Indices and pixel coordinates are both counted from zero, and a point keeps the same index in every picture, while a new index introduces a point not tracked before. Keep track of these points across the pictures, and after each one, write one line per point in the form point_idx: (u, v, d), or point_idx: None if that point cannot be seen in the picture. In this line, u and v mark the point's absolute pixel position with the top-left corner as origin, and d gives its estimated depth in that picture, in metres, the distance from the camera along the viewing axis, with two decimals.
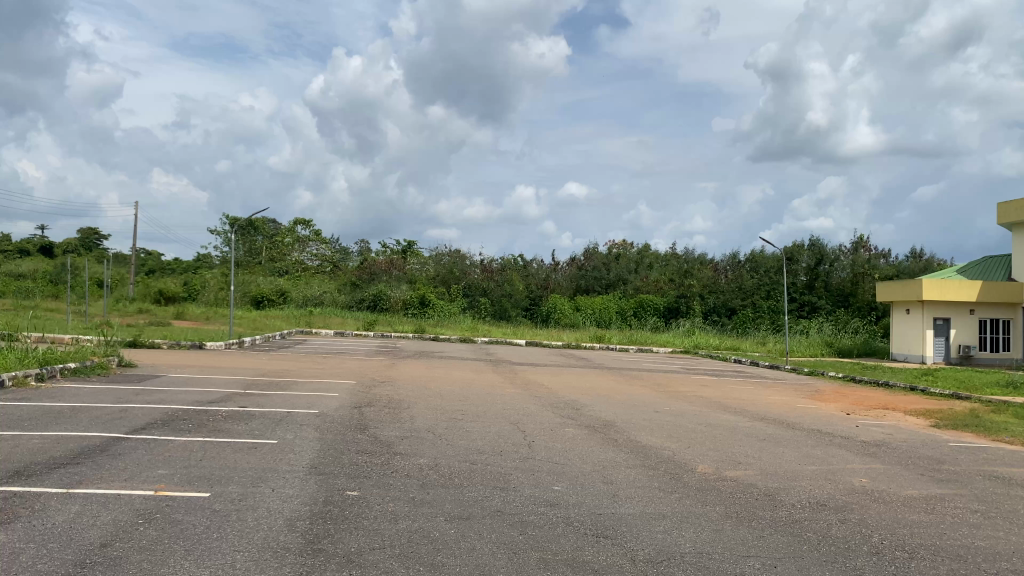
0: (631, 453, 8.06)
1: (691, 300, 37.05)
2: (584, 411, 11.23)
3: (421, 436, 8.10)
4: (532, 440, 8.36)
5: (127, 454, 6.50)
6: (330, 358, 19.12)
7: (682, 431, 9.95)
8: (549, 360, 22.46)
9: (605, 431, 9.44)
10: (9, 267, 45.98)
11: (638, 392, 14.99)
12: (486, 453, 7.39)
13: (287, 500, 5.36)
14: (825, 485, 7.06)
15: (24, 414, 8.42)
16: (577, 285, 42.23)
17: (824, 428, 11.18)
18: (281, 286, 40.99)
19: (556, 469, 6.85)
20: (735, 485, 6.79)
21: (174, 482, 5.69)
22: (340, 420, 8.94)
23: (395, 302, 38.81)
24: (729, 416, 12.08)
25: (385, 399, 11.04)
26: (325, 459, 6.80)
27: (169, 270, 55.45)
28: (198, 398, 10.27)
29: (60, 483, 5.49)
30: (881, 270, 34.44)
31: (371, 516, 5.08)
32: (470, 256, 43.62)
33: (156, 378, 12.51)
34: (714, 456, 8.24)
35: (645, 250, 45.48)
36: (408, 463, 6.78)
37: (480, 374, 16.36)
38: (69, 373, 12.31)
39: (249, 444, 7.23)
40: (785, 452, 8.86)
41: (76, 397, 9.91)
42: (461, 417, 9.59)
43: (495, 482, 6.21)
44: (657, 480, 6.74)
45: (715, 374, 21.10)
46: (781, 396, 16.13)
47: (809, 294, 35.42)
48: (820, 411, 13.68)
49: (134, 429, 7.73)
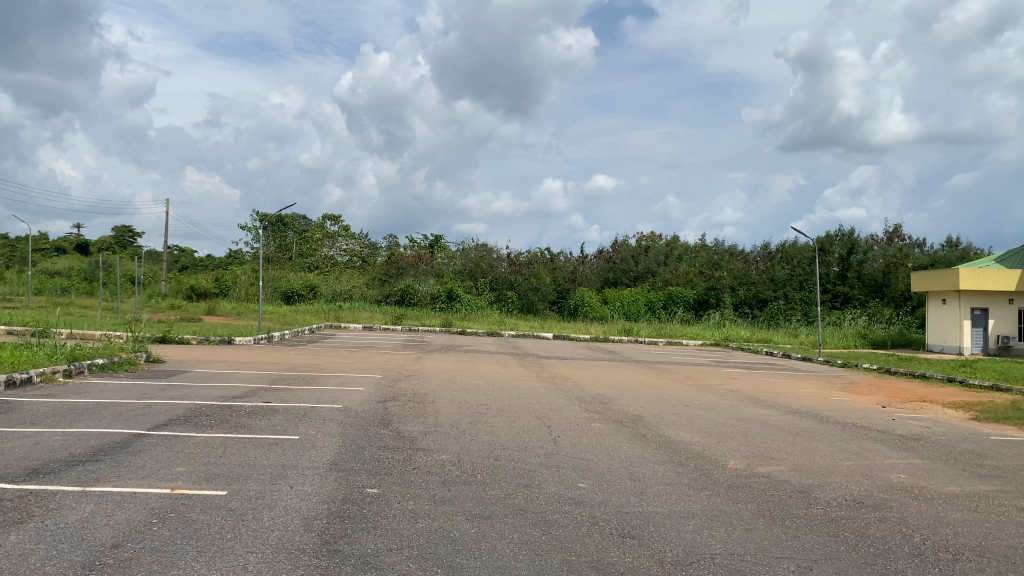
0: (659, 448, 7.85)
1: (722, 292, 36.63)
2: (611, 405, 11.05)
3: (444, 431, 7.96)
4: (558, 435, 8.18)
5: (147, 451, 6.44)
6: (357, 352, 19.10)
7: (712, 425, 9.72)
8: (577, 354, 22.26)
9: (632, 425, 9.24)
10: (44, 266, 46.73)
11: (667, 386, 14.74)
12: (510, 449, 7.24)
13: (305, 498, 5.23)
14: (862, 482, 6.80)
15: (49, 410, 8.41)
16: (605, 278, 42.00)
17: (859, 422, 10.89)
18: (311, 281, 41.19)
19: (581, 466, 6.67)
20: (767, 482, 6.55)
21: (191, 479, 5.60)
22: (364, 414, 8.82)
23: (423, 297, 38.90)
24: (760, 410, 11.81)
25: (410, 393, 10.93)
26: (346, 454, 6.67)
27: (202, 266, 55.97)
28: (223, 393, 10.24)
29: (76, 481, 5.42)
30: (914, 260, 33.79)
31: (390, 515, 4.94)
32: (497, 249, 43.29)
33: (183, 373, 12.54)
34: (745, 451, 8.03)
35: (674, 242, 45.00)
36: (430, 459, 6.64)
37: (507, 368, 16.22)
38: (97, 368, 12.37)
39: (270, 440, 7.13)
40: (819, 447, 8.60)
41: (102, 392, 9.93)
42: (485, 412, 9.44)
43: (518, 479, 6.04)
44: (686, 477, 6.53)
45: (747, 367, 20.75)
46: (814, 388, 15.79)
47: (842, 285, 34.86)
48: (854, 404, 13.36)
49: (156, 425, 7.67)
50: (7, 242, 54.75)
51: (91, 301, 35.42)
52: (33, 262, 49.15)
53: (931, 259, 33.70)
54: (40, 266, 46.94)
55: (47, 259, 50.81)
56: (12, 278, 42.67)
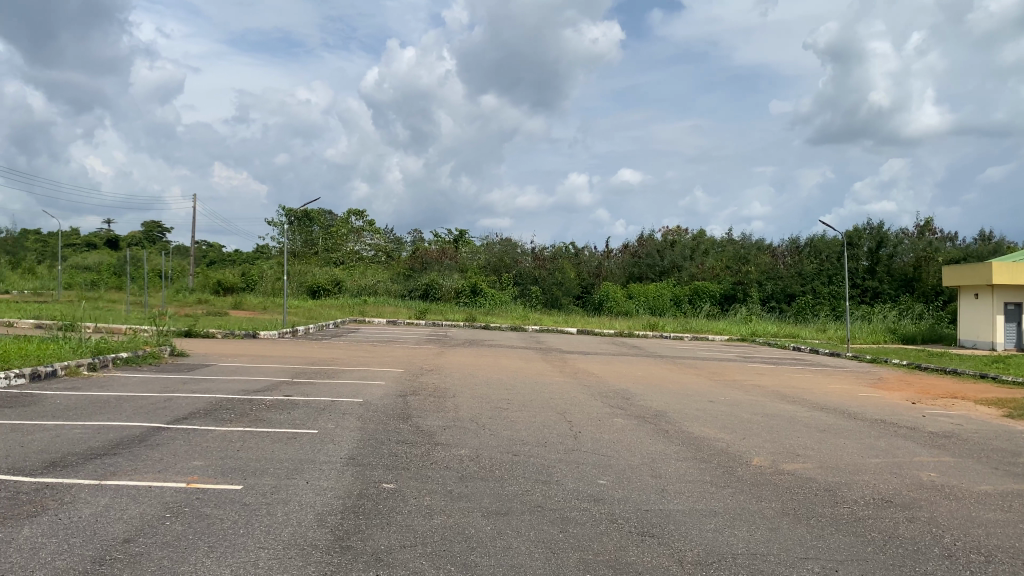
0: (682, 444, 7.72)
1: (749, 287, 36.26)
2: (634, 400, 10.91)
3: (464, 426, 7.88)
4: (579, 431, 8.07)
5: (165, 445, 6.42)
6: (380, 346, 19.09)
7: (737, 422, 9.55)
8: (601, 349, 22.11)
9: (655, 422, 9.11)
10: (74, 261, 47.35)
11: (691, 381, 14.56)
12: (530, 445, 7.14)
13: (320, 493, 5.18)
14: (890, 480, 6.63)
15: (71, 403, 8.45)
16: (631, 273, 41.73)
17: (888, 419, 10.68)
18: (336, 275, 41.35)
19: (602, 462, 6.56)
20: (793, 480, 6.40)
21: (207, 474, 5.57)
22: (383, 409, 8.76)
23: (447, 291, 38.92)
24: (786, 406, 11.62)
25: (431, 388, 10.86)
26: (364, 449, 6.62)
27: (229, 261, 56.34)
28: (244, 387, 10.25)
29: (92, 474, 5.41)
30: (946, 253, 33.19)
31: (405, 511, 4.86)
32: (521, 244, 43.13)
33: (206, 367, 12.57)
34: (770, 448, 7.87)
35: (700, 236, 44.58)
36: (448, 454, 6.56)
37: (530, 363, 16.10)
38: (121, 362, 12.44)
39: (289, 435, 7.09)
40: (846, 444, 8.42)
41: (125, 386, 9.98)
42: (506, 407, 9.36)
43: (537, 475, 5.94)
44: (709, 475, 6.39)
45: (774, 363, 20.49)
46: (842, 384, 15.54)
47: (871, 279, 34.36)
48: (884, 400, 13.13)
49: (176, 419, 7.65)
50: (39, 237, 55.52)
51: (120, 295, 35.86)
52: (64, 257, 49.81)
53: (963, 253, 33.05)
54: (71, 261, 47.57)
55: (78, 254, 51.46)
56: (43, 273, 43.30)
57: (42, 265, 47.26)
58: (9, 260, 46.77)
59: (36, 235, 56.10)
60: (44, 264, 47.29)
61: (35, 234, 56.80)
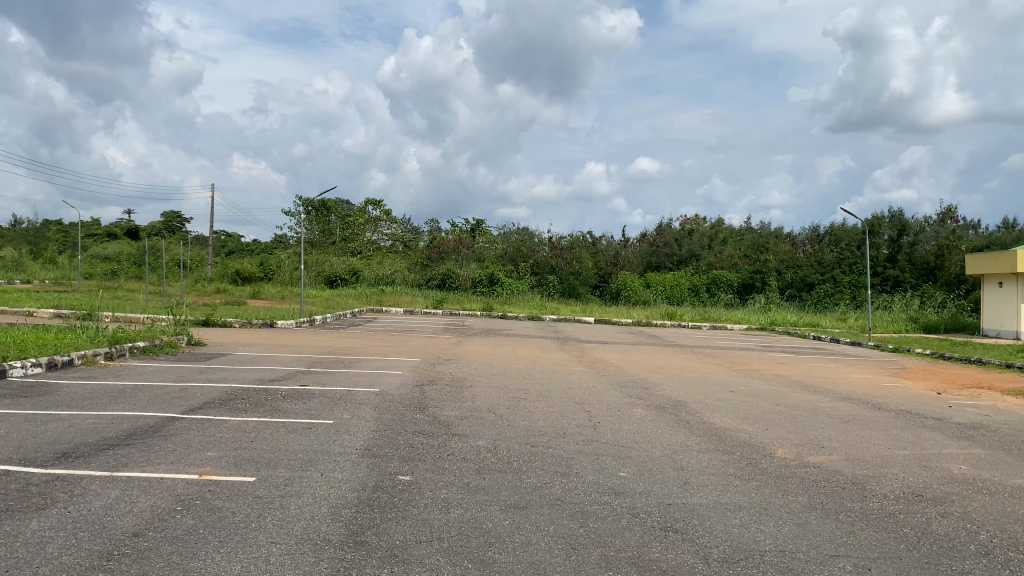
0: (703, 435, 7.56)
1: (768, 275, 35.93)
2: (653, 390, 10.74)
3: (481, 416, 7.76)
4: (598, 421, 7.91)
5: (179, 435, 6.35)
6: (397, 335, 19.02)
7: (759, 412, 9.36)
8: (619, 338, 21.92)
9: (675, 412, 8.94)
10: (95, 251, 47.66)
11: (711, 370, 14.37)
12: (548, 435, 7.00)
13: (335, 485, 5.07)
14: (920, 473, 6.42)
15: (86, 393, 8.40)
16: (648, 262, 41.48)
17: (914, 409, 10.45)
18: (353, 264, 41.37)
19: (622, 454, 6.41)
20: (819, 473, 6.23)
21: (220, 465, 5.47)
22: (400, 399, 8.65)
23: (464, 281, 38.87)
24: (809, 396, 11.40)
25: (448, 377, 10.75)
26: (380, 440, 6.51)
27: (247, 251, 56.51)
28: (260, 376, 10.16)
29: (104, 465, 5.33)
30: (969, 242, 32.63)
31: (421, 504, 4.74)
32: (538, 233, 42.89)
33: (222, 356, 12.51)
34: (794, 439, 7.69)
35: (719, 224, 44.16)
36: (465, 445, 6.43)
37: (548, 352, 15.95)
38: (138, 351, 12.42)
39: (304, 425, 6.99)
40: (872, 435, 8.22)
41: (141, 375, 9.93)
42: (524, 397, 9.21)
43: (556, 467, 5.80)
44: (732, 467, 6.22)
45: (794, 352, 20.23)
46: (865, 374, 15.27)
47: (892, 268, 33.93)
48: (908, 390, 12.87)
49: (191, 409, 7.57)
50: (60, 227, 55.96)
51: (140, 285, 36.06)
52: (85, 247, 50.14)
53: (986, 241, 32.49)
54: (92, 251, 47.88)
55: (98, 244, 51.85)
56: (64, 263, 43.66)
57: (63, 255, 47.64)
58: (31, 250, 47.20)
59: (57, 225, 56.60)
60: (65, 254, 47.68)
61: (56, 224, 57.25)
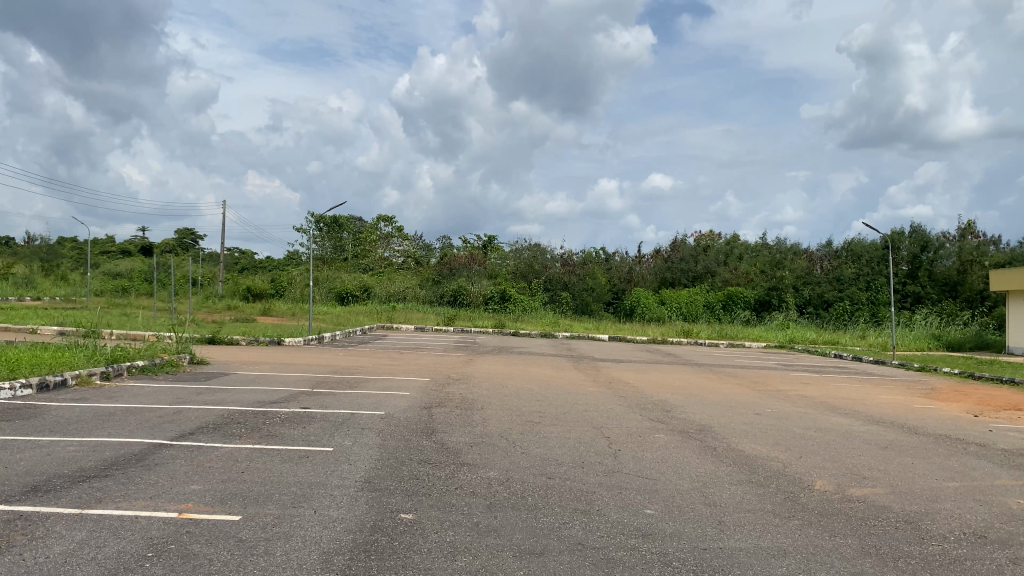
0: (733, 465, 6.98)
1: (784, 292, 35.20)
2: (675, 413, 10.15)
3: (493, 443, 7.21)
4: (619, 449, 7.34)
5: (164, 465, 5.83)
6: (406, 353, 18.52)
7: (789, 437, 8.77)
8: (634, 356, 21.33)
9: (700, 437, 8.36)
10: (107, 268, 47.54)
11: (734, 391, 13.75)
12: (566, 466, 6.45)
13: (328, 525, 4.53)
14: (977, 509, 5.82)
15: (73, 416, 7.90)
16: (663, 278, 40.90)
17: (953, 433, 9.84)
18: (365, 281, 40.96)
19: (647, 487, 5.85)
20: (865, 509, 5.65)
21: (204, 501, 4.94)
22: (406, 423, 8.10)
23: (476, 297, 38.35)
24: (839, 419, 10.78)
25: (458, 399, 10.20)
26: (381, 470, 5.96)
27: (258, 268, 56.29)
28: (261, 398, 9.62)
29: (74, 501, 4.81)
30: (991, 257, 31.87)
31: (423, 549, 4.20)
32: (550, 249, 42.23)
33: (225, 376, 12.01)
34: (831, 469, 7.09)
35: (734, 240, 43.45)
36: (475, 477, 5.89)
37: (561, 371, 15.36)
38: (137, 371, 11.95)
39: (301, 453, 6.46)
40: (915, 463, 7.62)
41: (136, 397, 9.44)
42: (538, 421, 8.64)
43: (576, 504, 5.24)
44: (770, 503, 5.63)
45: (817, 371, 19.53)
46: (895, 395, 14.56)
47: (912, 284, 33.22)
48: (942, 412, 12.24)
49: (180, 435, 7.04)
50: (74, 244, 56.05)
51: (148, 302, 35.87)
52: (97, 265, 50.04)
53: (1009, 256, 31.68)
54: (105, 268, 47.82)
55: (111, 261, 51.80)
56: (75, 280, 43.57)
57: (75, 271, 47.62)
58: (43, 266, 47.13)
59: (71, 242, 56.72)
60: (77, 271, 47.63)
61: (69, 241, 57.34)
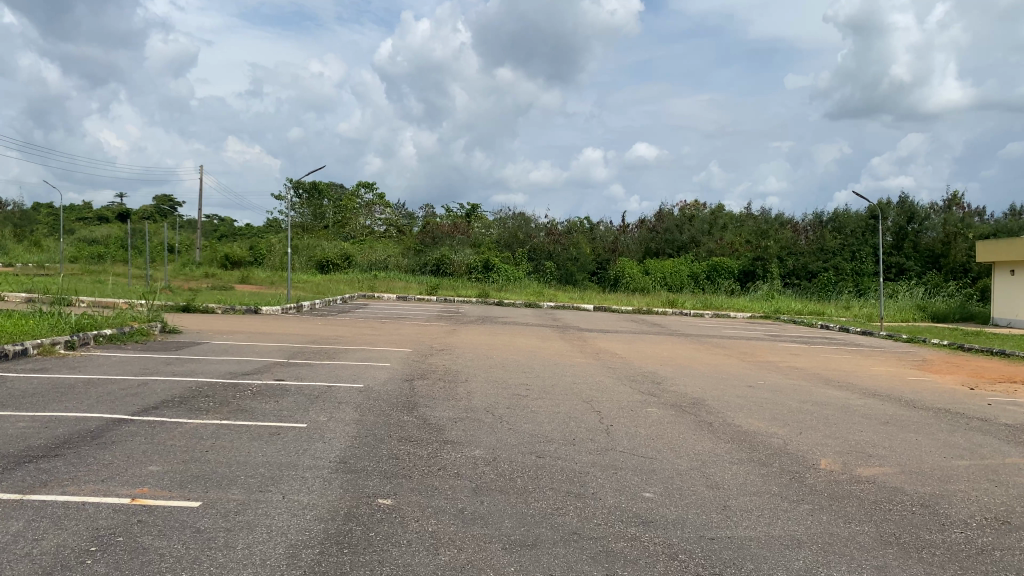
0: (732, 441, 6.60)
1: (769, 263, 34.75)
2: (666, 386, 9.78)
3: (478, 418, 6.79)
4: (611, 424, 6.94)
5: (122, 443, 5.37)
6: (388, 323, 18.08)
7: (787, 412, 8.41)
8: (620, 326, 21.01)
9: (695, 412, 7.97)
10: (82, 234, 46.59)
11: (723, 363, 13.42)
12: (556, 443, 6.04)
13: (297, 513, 4.09)
14: (993, 491, 5.47)
15: (29, 389, 7.37)
16: (647, 248, 40.58)
17: (952, 407, 9.55)
18: (346, 249, 40.33)
19: (644, 467, 5.45)
20: (876, 490, 5.29)
21: (160, 485, 4.48)
22: (387, 396, 7.68)
23: (459, 267, 37.88)
24: (835, 392, 10.44)
25: (442, 370, 9.78)
26: (358, 450, 5.50)
27: (238, 236, 55.36)
28: (233, 369, 9.14)
29: (16, 485, 4.34)
30: (976, 229, 31.64)
31: (402, 542, 3.77)
32: (534, 218, 41.47)
33: (197, 346, 11.53)
34: (835, 447, 6.72)
35: (719, 211, 43.00)
36: (459, 456, 5.46)
37: (547, 342, 14.93)
38: (105, 339, 11.43)
39: (272, 430, 6.00)
40: (919, 440, 7.29)
41: (100, 367, 8.93)
42: (525, 394, 8.22)
43: (567, 487, 4.83)
44: (775, 484, 5.26)
45: (806, 342, 19.25)
46: (887, 367, 14.28)
47: (897, 255, 33.08)
48: (936, 384, 11.97)
49: (143, 409, 6.56)
50: (50, 210, 54.87)
51: (125, 269, 35.12)
52: (73, 231, 49.01)
53: (995, 228, 31.47)
54: (80, 234, 46.81)
55: (87, 227, 50.74)
56: (49, 246, 42.61)
57: (49, 238, 46.57)
58: (17, 232, 46.08)
59: (46, 208, 55.55)
60: (52, 237, 46.53)
61: (44, 207, 56.14)
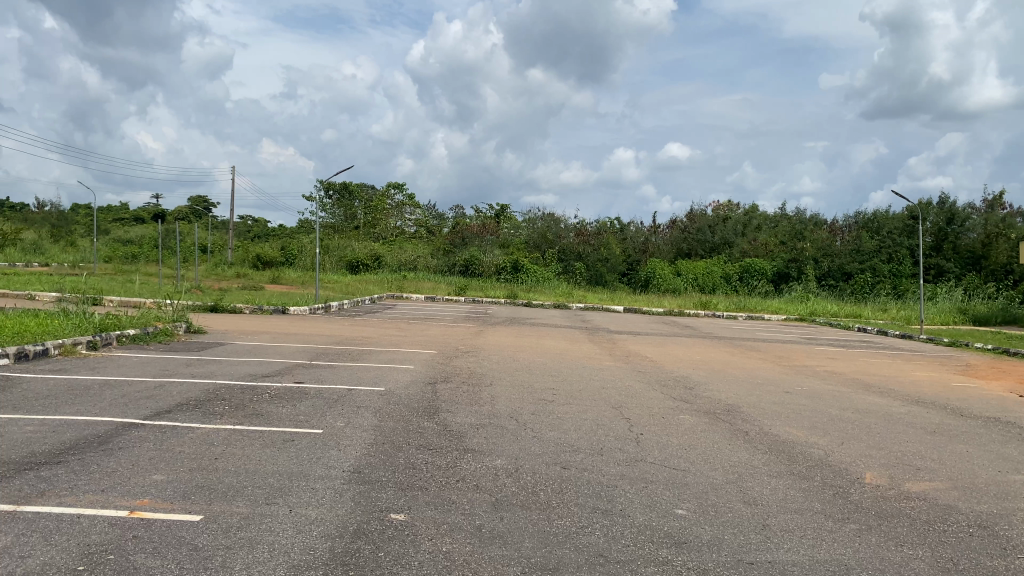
0: (770, 453, 6.23)
1: (804, 264, 34.00)
2: (698, 391, 9.39)
3: (501, 426, 6.49)
4: (641, 433, 6.61)
5: (128, 449, 5.15)
6: (415, 324, 17.86)
7: (826, 420, 8.00)
8: (651, 328, 20.62)
9: (730, 419, 7.61)
10: (117, 234, 47.14)
11: (758, 367, 12.98)
12: (583, 453, 5.73)
13: (302, 530, 3.82)
14: None
15: (43, 390, 7.23)
16: (679, 249, 40.02)
17: (1001, 415, 9.06)
18: (375, 249, 40.31)
19: (676, 481, 5.11)
20: (929, 509, 4.90)
21: (163, 496, 4.24)
22: (407, 401, 7.41)
23: (487, 267, 37.73)
24: (877, 398, 9.98)
25: (466, 374, 9.50)
26: (373, 459, 5.23)
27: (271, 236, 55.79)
28: (252, 371, 8.93)
29: (13, 495, 4.14)
30: (1018, 229, 30.72)
31: (412, 564, 3.47)
32: (564, 219, 41.12)
33: (219, 346, 11.37)
34: (880, 459, 6.31)
35: (752, 211, 42.34)
36: (480, 467, 5.16)
37: (577, 344, 14.60)
38: (127, 340, 11.33)
39: (286, 436, 5.76)
40: (971, 452, 6.83)
41: (119, 368, 8.79)
42: (551, 400, 7.91)
43: (594, 502, 4.51)
44: (818, 501, 4.89)
45: (844, 346, 18.67)
46: (929, 372, 13.73)
47: (936, 256, 32.31)
48: (983, 391, 11.43)
49: (155, 413, 6.35)
50: (86, 211, 55.63)
51: (157, 268, 35.42)
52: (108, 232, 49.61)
53: None
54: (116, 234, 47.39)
55: (123, 228, 51.36)
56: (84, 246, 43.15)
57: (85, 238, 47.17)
58: (54, 232, 46.76)
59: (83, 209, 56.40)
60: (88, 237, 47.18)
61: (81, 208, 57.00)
